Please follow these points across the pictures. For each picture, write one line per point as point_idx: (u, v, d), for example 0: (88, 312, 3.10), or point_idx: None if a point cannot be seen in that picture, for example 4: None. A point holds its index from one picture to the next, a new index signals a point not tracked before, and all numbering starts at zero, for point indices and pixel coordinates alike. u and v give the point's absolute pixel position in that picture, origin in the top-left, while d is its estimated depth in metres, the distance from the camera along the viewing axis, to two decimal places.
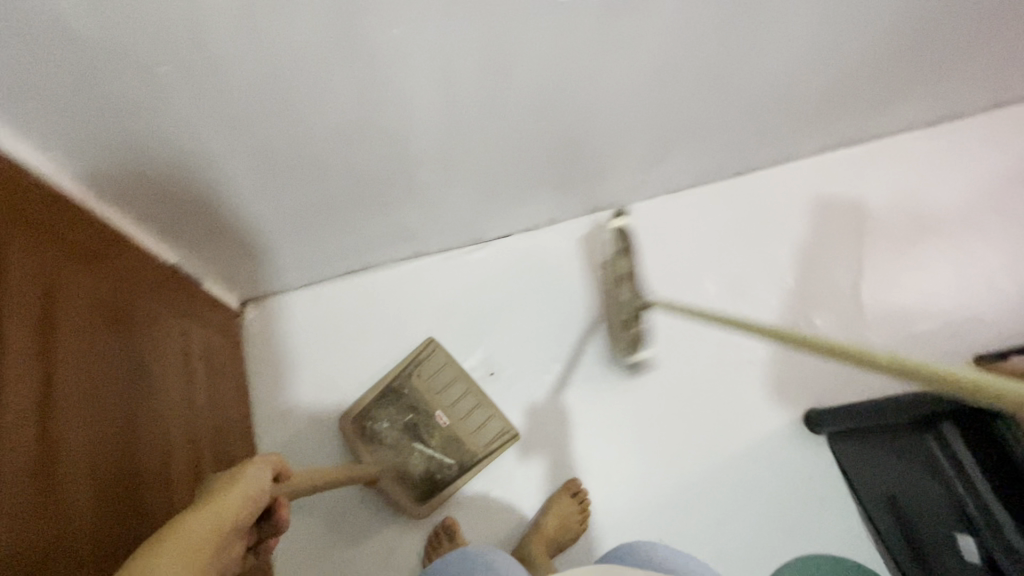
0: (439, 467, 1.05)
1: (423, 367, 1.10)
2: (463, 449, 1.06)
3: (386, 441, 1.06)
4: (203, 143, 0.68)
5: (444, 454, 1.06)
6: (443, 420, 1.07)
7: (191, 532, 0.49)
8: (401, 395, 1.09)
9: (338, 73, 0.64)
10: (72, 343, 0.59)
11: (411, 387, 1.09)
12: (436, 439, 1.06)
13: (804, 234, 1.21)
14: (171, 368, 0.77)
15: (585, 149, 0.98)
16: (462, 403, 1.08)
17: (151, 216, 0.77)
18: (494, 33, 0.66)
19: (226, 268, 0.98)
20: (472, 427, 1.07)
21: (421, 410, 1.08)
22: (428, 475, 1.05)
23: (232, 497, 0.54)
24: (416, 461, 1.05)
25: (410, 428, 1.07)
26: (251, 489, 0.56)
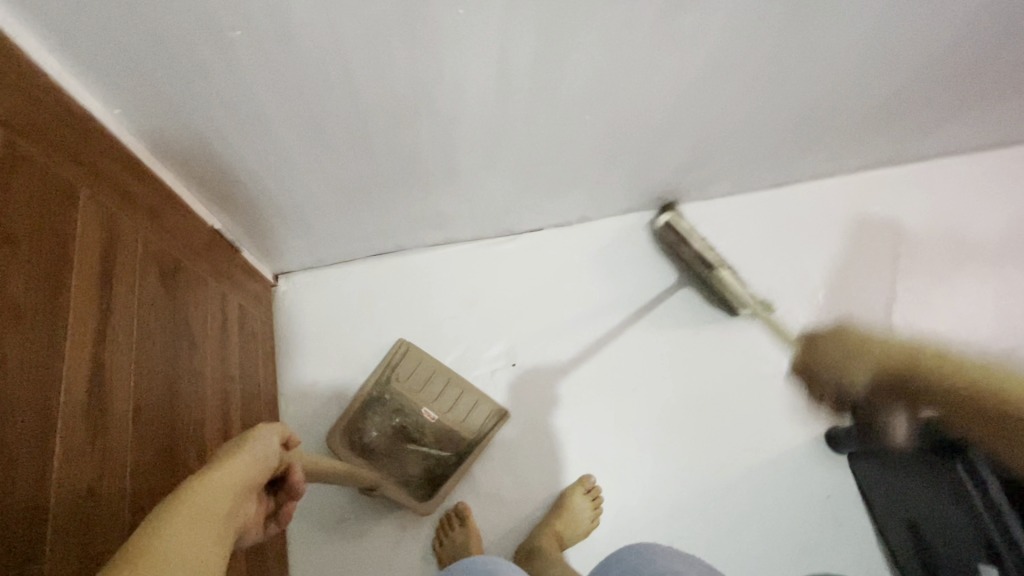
0: (438, 461, 1.04)
1: (400, 369, 1.08)
2: (457, 439, 1.05)
3: (376, 452, 1.03)
4: (261, 112, 0.69)
5: (438, 447, 1.04)
6: (430, 416, 1.05)
7: (211, 495, 0.44)
8: (383, 402, 1.06)
9: (399, 50, 0.65)
10: (123, 295, 0.60)
11: (392, 390, 1.07)
12: (429, 436, 1.04)
13: (838, 251, 1.20)
14: (211, 331, 0.80)
15: (628, 149, 0.98)
16: (446, 395, 1.07)
17: (202, 180, 0.79)
18: (555, 25, 0.66)
19: (265, 238, 0.99)
20: (461, 415, 1.06)
21: (405, 410, 1.05)
22: (428, 471, 1.04)
23: (244, 460, 0.50)
24: (411, 463, 1.03)
25: (398, 432, 1.04)
26: (259, 452, 0.53)
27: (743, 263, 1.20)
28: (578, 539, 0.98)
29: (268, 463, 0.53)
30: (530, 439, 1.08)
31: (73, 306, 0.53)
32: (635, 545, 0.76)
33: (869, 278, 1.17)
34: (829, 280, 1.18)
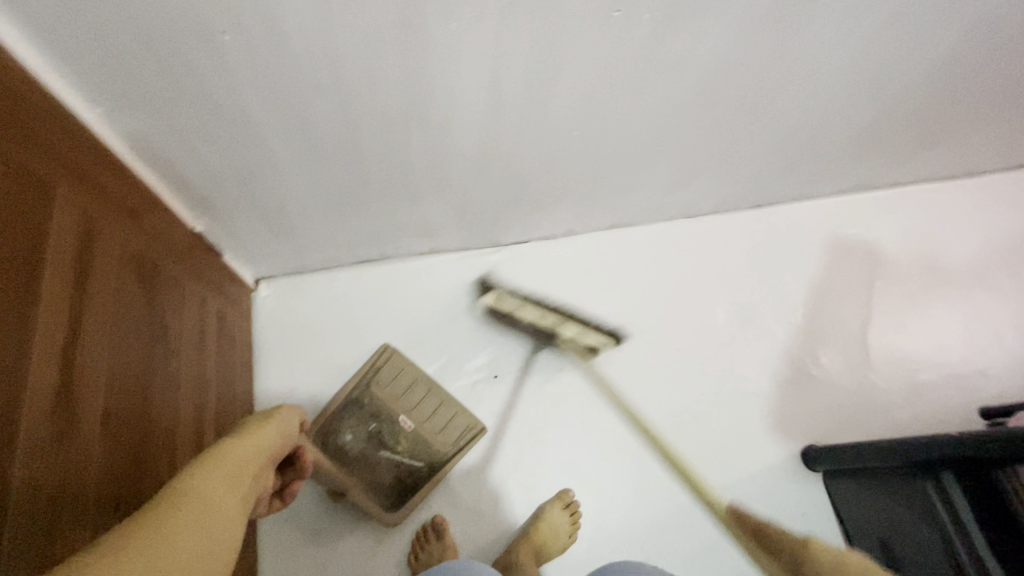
0: (410, 471, 1.02)
1: (382, 374, 1.06)
2: (432, 450, 1.03)
3: (348, 455, 1.01)
4: (249, 116, 0.68)
5: (413, 458, 1.03)
6: (407, 424, 1.03)
7: (239, 457, 0.54)
8: (361, 405, 1.04)
9: (391, 61, 0.65)
10: (97, 298, 0.59)
11: (371, 394, 1.04)
12: (403, 445, 1.02)
13: (816, 272, 1.22)
14: (189, 335, 0.78)
15: (614, 166, 0.99)
16: (425, 404, 1.05)
17: (186, 183, 0.78)
18: (546, 41, 0.67)
19: (248, 243, 0.98)
20: (438, 427, 1.04)
21: (383, 415, 1.03)
22: (399, 480, 1.02)
23: (271, 427, 0.61)
24: (383, 470, 1.02)
25: (375, 437, 1.02)
26: (283, 425, 0.63)
27: (724, 281, 1.22)
28: (556, 553, 0.98)
29: (291, 433, 0.63)
30: (510, 451, 1.08)
31: (46, 307, 0.52)
32: (614, 563, 0.75)
33: (847, 300, 1.20)
34: (808, 300, 1.20)
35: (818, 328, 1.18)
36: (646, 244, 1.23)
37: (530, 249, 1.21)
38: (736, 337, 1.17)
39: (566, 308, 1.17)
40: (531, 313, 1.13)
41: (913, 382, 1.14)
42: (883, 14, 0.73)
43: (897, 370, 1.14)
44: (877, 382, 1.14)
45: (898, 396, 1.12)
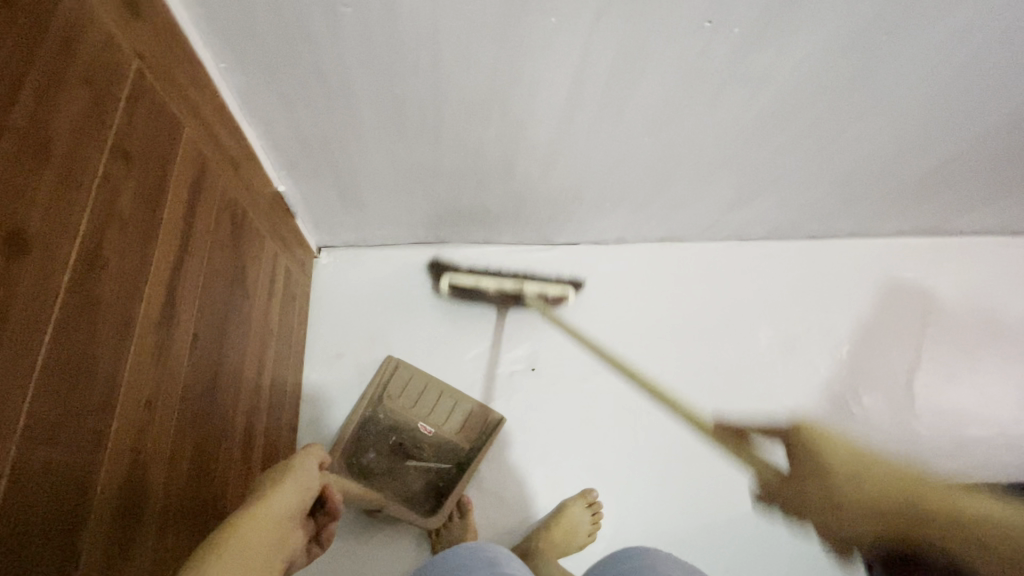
0: (439, 475, 1.04)
1: (392, 387, 1.08)
2: (456, 449, 1.05)
3: (376, 472, 1.02)
4: (350, 86, 0.73)
5: (439, 460, 1.04)
6: (427, 430, 1.05)
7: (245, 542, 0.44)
8: (377, 421, 1.05)
9: (486, 48, 0.69)
10: (200, 234, 0.65)
11: (386, 408, 1.06)
12: (427, 450, 1.05)
13: (867, 310, 1.20)
14: (261, 285, 0.83)
15: (676, 178, 1.01)
16: (441, 407, 1.07)
17: (281, 143, 0.83)
18: (634, 46, 0.71)
19: (321, 211, 1.04)
20: (456, 427, 1.06)
21: (401, 426, 1.05)
22: (431, 485, 1.03)
23: (287, 488, 0.53)
24: (412, 479, 1.03)
25: (397, 449, 1.04)
26: (301, 483, 0.55)
27: (771, 308, 1.21)
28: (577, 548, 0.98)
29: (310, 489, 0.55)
30: (538, 445, 1.09)
31: (163, 232, 0.57)
32: (633, 548, 0.76)
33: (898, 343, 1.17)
34: (855, 336, 1.18)
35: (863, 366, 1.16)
36: (696, 262, 1.24)
37: (578, 252, 1.24)
38: (778, 365, 1.16)
39: (608, 312, 1.19)
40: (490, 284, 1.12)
41: (958, 437, 1.10)
42: (972, 54, 0.73)
43: (942, 422, 1.11)
44: (920, 431, 1.10)
45: (939, 448, 1.08)
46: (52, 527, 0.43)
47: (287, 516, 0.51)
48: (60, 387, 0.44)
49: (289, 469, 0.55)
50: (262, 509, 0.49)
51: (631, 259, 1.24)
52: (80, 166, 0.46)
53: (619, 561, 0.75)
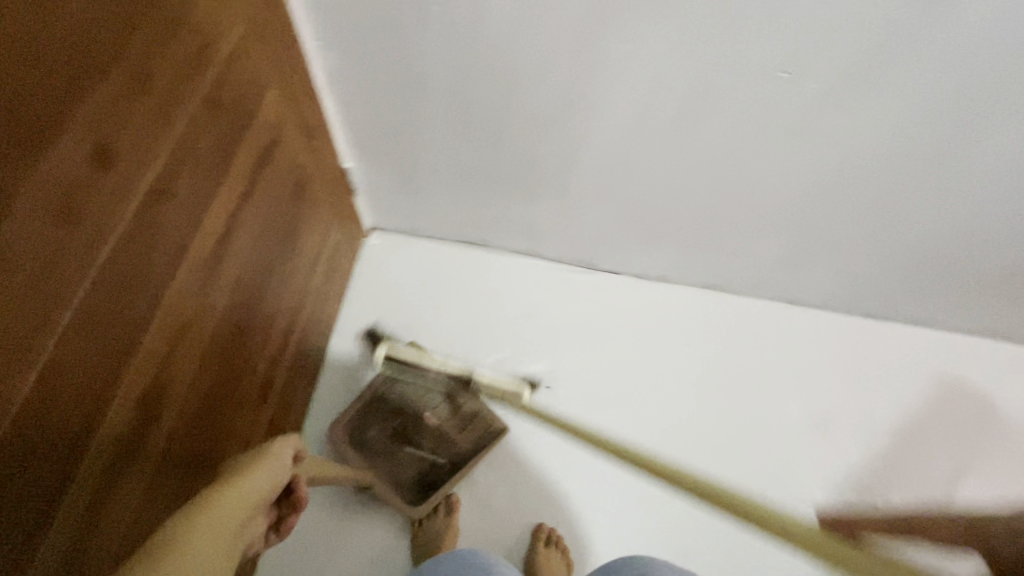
0: (432, 467, 1.04)
1: (408, 370, 1.07)
2: (453, 447, 1.05)
3: (373, 449, 1.04)
4: (425, 79, 0.79)
5: (435, 453, 1.05)
6: (432, 420, 1.06)
7: (212, 534, 0.40)
8: (387, 401, 1.07)
9: (557, 64, 0.73)
10: (265, 188, 0.70)
11: (396, 390, 1.08)
12: (426, 440, 1.05)
13: (916, 404, 1.12)
14: (310, 249, 0.89)
15: (729, 225, 0.99)
16: (448, 399, 1.07)
17: (355, 122, 0.89)
18: (701, 84, 0.72)
19: (379, 194, 1.09)
20: (459, 424, 1.06)
21: (408, 411, 1.07)
22: (420, 476, 1.03)
23: (261, 470, 0.50)
24: (405, 465, 1.03)
25: (399, 432, 1.05)
26: (274, 471, 0.51)
27: (806, 380, 1.15)
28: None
29: (282, 473, 0.52)
30: (538, 463, 1.08)
31: (232, 179, 0.63)
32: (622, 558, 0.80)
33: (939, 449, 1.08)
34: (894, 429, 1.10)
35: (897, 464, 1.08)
36: (736, 317, 1.20)
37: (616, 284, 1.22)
38: (804, 440, 1.10)
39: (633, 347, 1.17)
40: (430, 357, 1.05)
41: None
42: None
43: None
44: None
45: None
46: (76, 406, 0.48)
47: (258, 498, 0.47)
48: (115, 290, 0.50)
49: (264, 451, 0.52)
50: (234, 487, 0.45)
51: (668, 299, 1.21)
52: (177, 105, 0.53)
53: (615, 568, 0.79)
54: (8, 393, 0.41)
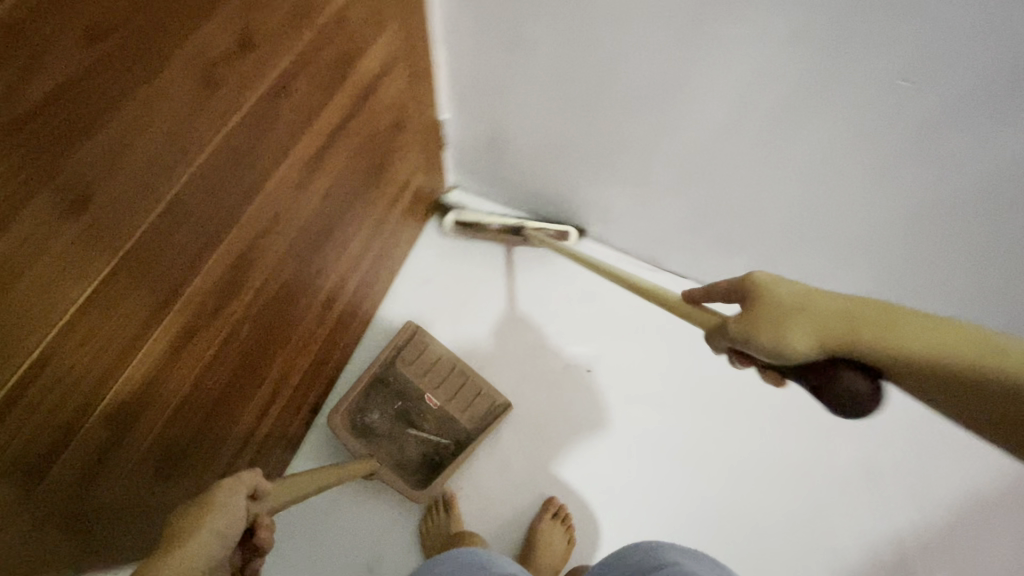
0: (436, 448, 1.05)
1: (407, 353, 1.07)
2: (457, 428, 1.06)
3: (376, 433, 1.03)
4: (537, 39, 0.81)
5: (438, 435, 1.05)
6: (433, 402, 1.06)
7: None
8: (387, 383, 1.06)
9: (668, 38, 0.73)
10: (374, 115, 0.75)
11: (395, 373, 1.06)
12: (430, 422, 1.06)
13: (977, 480, 1.06)
14: (397, 186, 0.94)
15: (813, 244, 0.95)
16: (450, 382, 1.08)
17: (462, 72, 0.94)
18: (816, 77, 0.69)
19: (466, 151, 1.13)
20: (462, 404, 1.07)
21: (408, 393, 1.06)
22: (426, 457, 1.05)
23: (200, 536, 0.42)
24: (410, 448, 1.04)
25: (401, 415, 1.05)
26: (226, 521, 0.45)
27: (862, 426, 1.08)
28: (560, 560, 0.99)
29: (230, 532, 0.44)
30: (566, 440, 1.09)
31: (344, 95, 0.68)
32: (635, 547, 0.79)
33: (974, 524, 1.04)
34: (938, 493, 1.05)
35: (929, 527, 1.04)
36: None
37: (674, 287, 1.18)
38: (848, 486, 1.06)
39: (671, 368, 1.13)
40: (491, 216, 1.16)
41: None
42: None
43: None
44: None
45: None
46: None
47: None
48: None
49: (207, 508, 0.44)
50: (168, 563, 0.38)
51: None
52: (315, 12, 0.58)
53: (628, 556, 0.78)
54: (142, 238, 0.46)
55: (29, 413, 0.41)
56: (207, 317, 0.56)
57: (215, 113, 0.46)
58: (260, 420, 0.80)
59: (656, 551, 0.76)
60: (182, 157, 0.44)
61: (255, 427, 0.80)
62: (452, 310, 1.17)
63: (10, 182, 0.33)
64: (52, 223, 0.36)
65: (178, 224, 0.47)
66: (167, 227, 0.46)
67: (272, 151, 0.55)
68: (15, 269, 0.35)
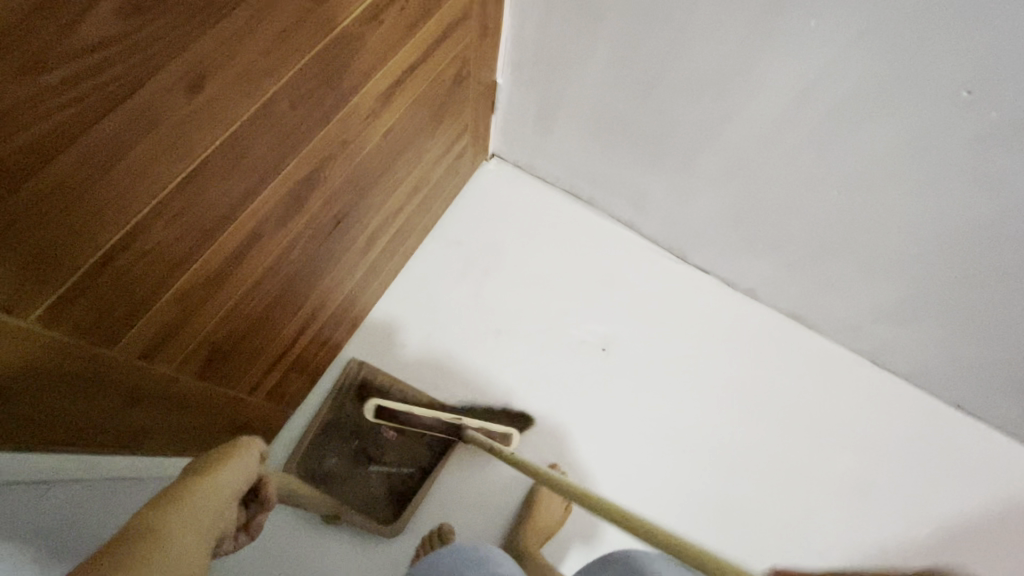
0: (401, 478, 1.06)
1: (355, 391, 1.07)
2: (418, 454, 1.07)
3: (336, 477, 1.04)
4: (606, 12, 0.82)
5: (400, 465, 1.06)
6: (390, 434, 1.07)
7: (195, 513, 0.39)
8: (341, 425, 1.06)
9: (735, 27, 0.74)
10: (442, 64, 0.76)
11: (347, 413, 1.07)
12: (390, 454, 1.06)
13: (965, 507, 1.09)
14: (447, 143, 0.96)
15: (844, 254, 0.96)
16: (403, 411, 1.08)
17: (525, 36, 0.95)
18: (878, 83, 0.70)
19: (514, 120, 1.14)
20: (420, 430, 1.08)
21: (364, 430, 1.07)
22: (392, 491, 1.05)
23: (230, 464, 0.47)
24: (374, 484, 1.05)
25: (359, 454, 1.06)
26: (248, 463, 0.49)
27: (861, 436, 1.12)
28: (553, 528, 1.02)
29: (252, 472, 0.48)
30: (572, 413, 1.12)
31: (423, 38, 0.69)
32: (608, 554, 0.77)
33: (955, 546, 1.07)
34: (923, 512, 1.09)
35: (913, 543, 1.07)
36: (811, 358, 1.17)
37: (670, 305, 1.20)
38: (837, 494, 1.10)
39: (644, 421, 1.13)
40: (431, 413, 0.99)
41: None
42: None
43: None
44: None
45: None
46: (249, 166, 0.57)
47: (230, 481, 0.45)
48: None
49: (232, 448, 0.49)
50: (202, 479, 0.43)
51: (726, 345, 1.18)
52: None
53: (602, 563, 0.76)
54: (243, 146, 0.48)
55: (118, 277, 0.44)
56: (271, 225, 0.59)
57: (313, 28, 0.48)
58: (292, 343, 0.83)
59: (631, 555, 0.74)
60: (279, 66, 0.47)
61: (288, 349, 0.83)
62: (478, 275, 1.19)
63: (145, 53, 0.36)
64: (170, 99, 0.39)
65: (265, 129, 0.49)
66: (256, 129, 0.48)
67: (352, 79, 0.58)
68: (135, 135, 0.38)
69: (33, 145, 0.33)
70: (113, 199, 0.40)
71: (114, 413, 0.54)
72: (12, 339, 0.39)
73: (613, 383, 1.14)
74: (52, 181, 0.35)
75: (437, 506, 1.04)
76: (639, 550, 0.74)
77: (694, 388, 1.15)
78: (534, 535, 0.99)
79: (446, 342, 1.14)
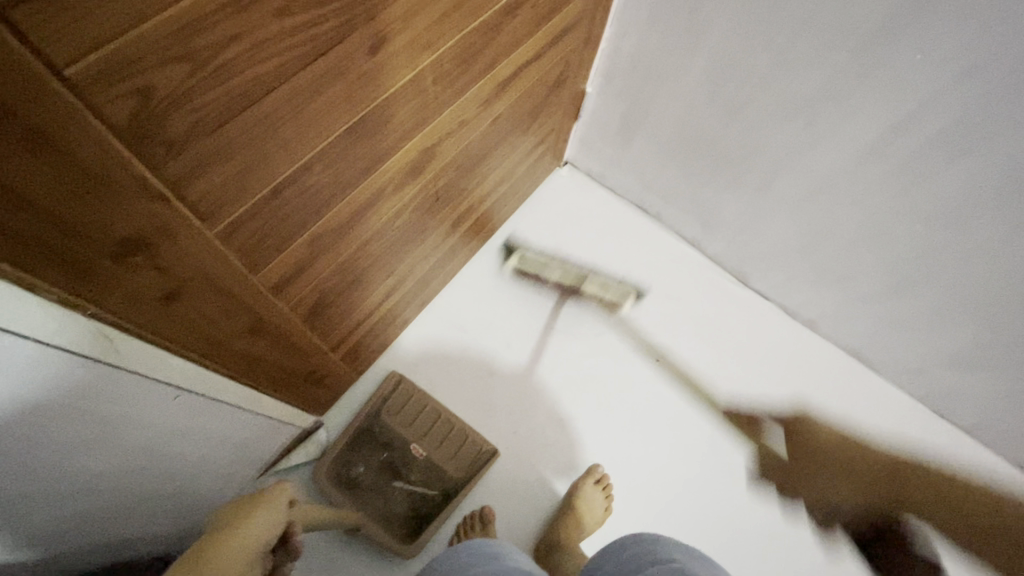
0: (423, 501, 1.02)
1: (392, 402, 1.06)
2: (443, 477, 1.03)
3: (361, 487, 1.01)
4: (707, 31, 0.86)
5: (425, 485, 1.03)
6: (418, 452, 1.04)
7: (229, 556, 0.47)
8: (373, 434, 1.05)
9: (835, 57, 0.76)
10: (549, 65, 0.82)
11: (382, 422, 1.05)
12: (415, 474, 1.03)
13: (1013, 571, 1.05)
14: (532, 142, 1.01)
15: (912, 294, 0.96)
16: (434, 432, 1.05)
17: (623, 48, 1.00)
18: (974, 123, 0.71)
19: (595, 129, 1.19)
20: (448, 454, 1.05)
21: (394, 443, 1.04)
22: (413, 511, 1.01)
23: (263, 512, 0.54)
24: (396, 501, 1.01)
25: (386, 467, 1.02)
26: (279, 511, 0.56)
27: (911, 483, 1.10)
28: (593, 527, 1.03)
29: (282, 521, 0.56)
30: (619, 419, 1.13)
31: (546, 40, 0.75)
32: (630, 538, 0.78)
33: None
34: None
35: None
36: (872, 398, 1.15)
37: (727, 326, 1.20)
38: (880, 538, 1.07)
39: (678, 466, 1.11)
40: (555, 271, 1.22)
41: None
42: None
43: None
44: None
45: None
46: None
47: (275, 530, 0.54)
48: None
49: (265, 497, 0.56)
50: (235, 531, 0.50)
51: (782, 372, 1.17)
52: None
53: (620, 550, 0.77)
54: (393, 111, 0.54)
55: (279, 208, 0.49)
56: (390, 190, 0.65)
57: (466, 14, 0.54)
58: (376, 308, 0.89)
59: (654, 545, 0.74)
60: (432, 45, 0.53)
61: (371, 313, 0.88)
62: (541, 272, 1.23)
63: (353, 14, 0.42)
64: (356, 57, 0.45)
65: (409, 100, 0.55)
66: (404, 95, 0.54)
67: (482, 67, 0.64)
68: (326, 82, 0.44)
69: (262, 76, 0.39)
70: (296, 137, 0.45)
71: (237, 338, 0.59)
72: (198, 247, 0.44)
73: (653, 418, 1.14)
74: (261, 112, 0.41)
75: (480, 491, 1.06)
76: (662, 540, 0.75)
77: (747, 411, 1.15)
78: (576, 532, 1.02)
79: (503, 334, 1.17)
